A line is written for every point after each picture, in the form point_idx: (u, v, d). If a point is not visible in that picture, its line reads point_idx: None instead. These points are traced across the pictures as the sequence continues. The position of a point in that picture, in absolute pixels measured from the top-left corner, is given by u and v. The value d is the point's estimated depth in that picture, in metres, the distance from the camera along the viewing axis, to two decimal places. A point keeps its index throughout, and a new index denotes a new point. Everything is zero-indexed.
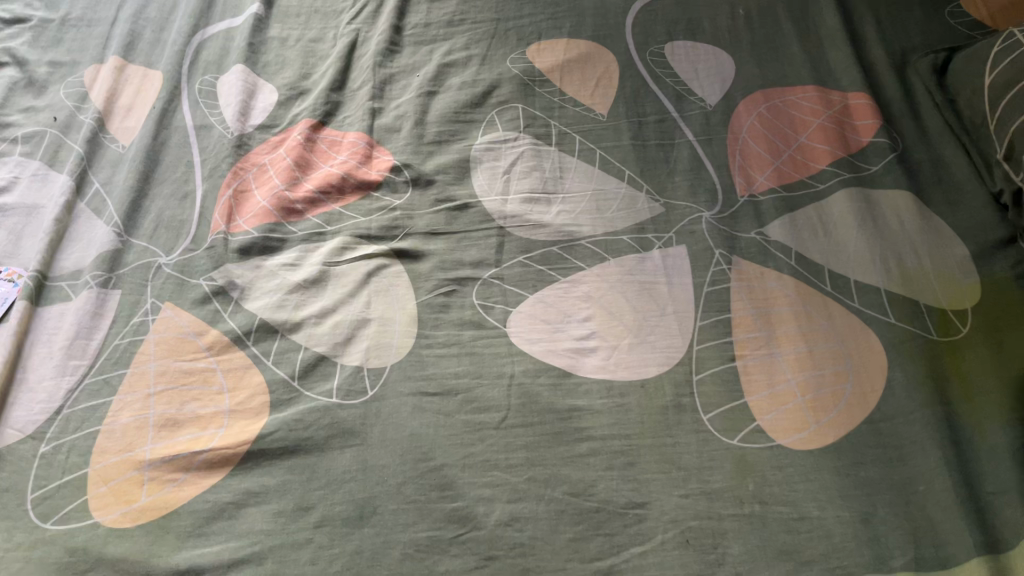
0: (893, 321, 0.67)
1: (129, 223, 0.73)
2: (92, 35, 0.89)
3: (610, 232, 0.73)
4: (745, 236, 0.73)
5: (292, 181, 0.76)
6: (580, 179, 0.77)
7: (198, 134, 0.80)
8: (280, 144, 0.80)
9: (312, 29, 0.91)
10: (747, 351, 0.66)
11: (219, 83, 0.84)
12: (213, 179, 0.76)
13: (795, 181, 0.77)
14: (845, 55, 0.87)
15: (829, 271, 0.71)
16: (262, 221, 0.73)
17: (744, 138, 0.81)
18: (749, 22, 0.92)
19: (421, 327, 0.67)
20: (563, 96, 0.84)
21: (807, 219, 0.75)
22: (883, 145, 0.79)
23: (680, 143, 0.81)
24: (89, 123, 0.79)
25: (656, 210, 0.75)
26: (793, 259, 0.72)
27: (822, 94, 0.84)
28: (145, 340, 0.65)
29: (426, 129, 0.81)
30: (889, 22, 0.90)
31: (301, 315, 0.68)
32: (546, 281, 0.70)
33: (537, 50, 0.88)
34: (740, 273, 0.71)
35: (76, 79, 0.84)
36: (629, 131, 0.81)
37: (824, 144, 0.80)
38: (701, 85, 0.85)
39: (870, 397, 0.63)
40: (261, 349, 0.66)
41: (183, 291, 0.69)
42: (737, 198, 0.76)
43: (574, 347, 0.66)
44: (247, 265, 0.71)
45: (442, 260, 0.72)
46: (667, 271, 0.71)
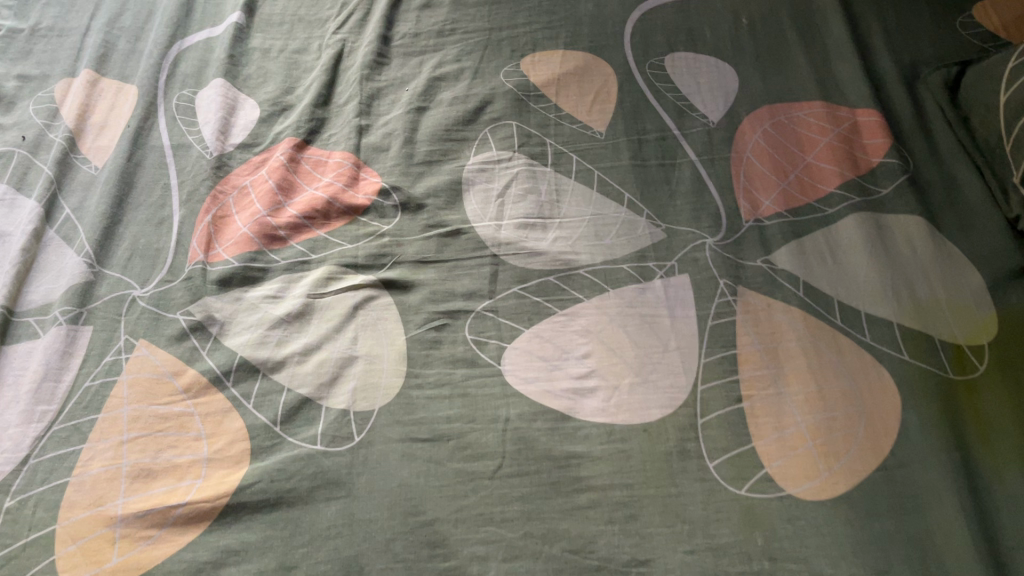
0: (906, 358, 0.64)
1: (101, 253, 0.69)
2: (64, 44, 0.84)
3: (609, 260, 0.70)
4: (751, 265, 0.70)
5: (275, 205, 0.72)
6: (577, 203, 0.74)
7: (174, 153, 0.76)
8: (261, 164, 0.76)
9: (296, 38, 0.86)
10: (753, 391, 0.63)
11: (198, 98, 0.80)
12: (191, 203, 0.72)
13: (802, 204, 0.74)
14: (854, 66, 0.82)
15: (838, 303, 0.67)
16: (242, 249, 0.70)
17: (748, 157, 0.77)
18: (754, 29, 0.87)
19: (410, 365, 0.64)
20: (559, 113, 0.80)
21: (815, 245, 0.71)
22: (893, 166, 0.75)
23: (681, 163, 0.77)
24: (59, 143, 0.75)
25: (657, 236, 0.72)
26: (801, 290, 0.68)
27: (830, 110, 0.80)
28: (118, 382, 0.62)
29: (415, 148, 0.77)
30: (898, 30, 0.86)
31: (284, 352, 0.64)
32: (542, 314, 0.67)
33: (532, 63, 0.84)
34: (746, 305, 0.67)
35: (45, 94, 0.79)
36: (628, 150, 0.78)
37: (832, 164, 0.76)
38: (703, 100, 0.82)
39: (884, 441, 0.60)
40: (242, 390, 0.62)
41: (159, 327, 0.65)
42: (741, 223, 0.73)
43: (573, 387, 0.62)
44: (226, 298, 0.67)
45: (433, 292, 0.68)
46: (669, 303, 0.67)
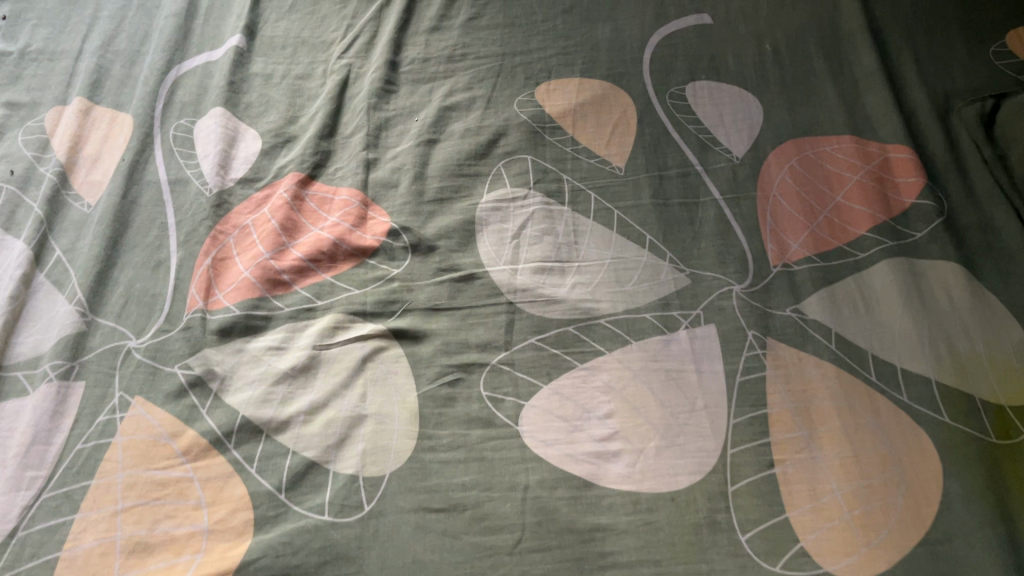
0: (946, 420, 0.60)
1: (94, 299, 0.65)
2: (54, 68, 0.80)
3: (631, 309, 0.66)
4: (780, 314, 0.67)
5: (278, 247, 0.69)
6: (596, 245, 0.70)
7: (172, 190, 0.72)
8: (263, 201, 0.72)
9: (299, 63, 0.82)
10: (786, 455, 0.59)
11: (197, 128, 0.76)
12: (189, 245, 0.69)
13: (832, 248, 0.70)
14: (884, 97, 0.79)
15: (873, 357, 0.64)
16: (244, 295, 0.66)
17: (775, 196, 0.73)
18: (779, 56, 0.83)
19: (422, 425, 0.60)
20: (575, 146, 0.76)
21: (847, 293, 0.68)
22: (927, 207, 0.72)
23: (705, 202, 0.73)
24: (50, 178, 0.71)
25: (681, 282, 0.68)
26: (833, 343, 0.65)
27: (860, 145, 0.76)
28: (112, 445, 0.58)
29: (426, 185, 0.74)
30: (930, 60, 0.82)
31: (289, 411, 0.60)
32: (561, 368, 0.63)
33: (547, 91, 0.80)
34: (776, 359, 0.64)
35: (35, 123, 0.75)
36: (649, 187, 0.74)
37: (863, 205, 0.72)
38: (726, 133, 0.78)
39: (925, 512, 0.56)
40: (244, 452, 0.58)
41: (156, 382, 0.61)
42: (769, 268, 0.69)
43: (595, 450, 0.59)
44: (227, 350, 0.63)
45: (446, 343, 0.64)
46: (695, 356, 0.64)
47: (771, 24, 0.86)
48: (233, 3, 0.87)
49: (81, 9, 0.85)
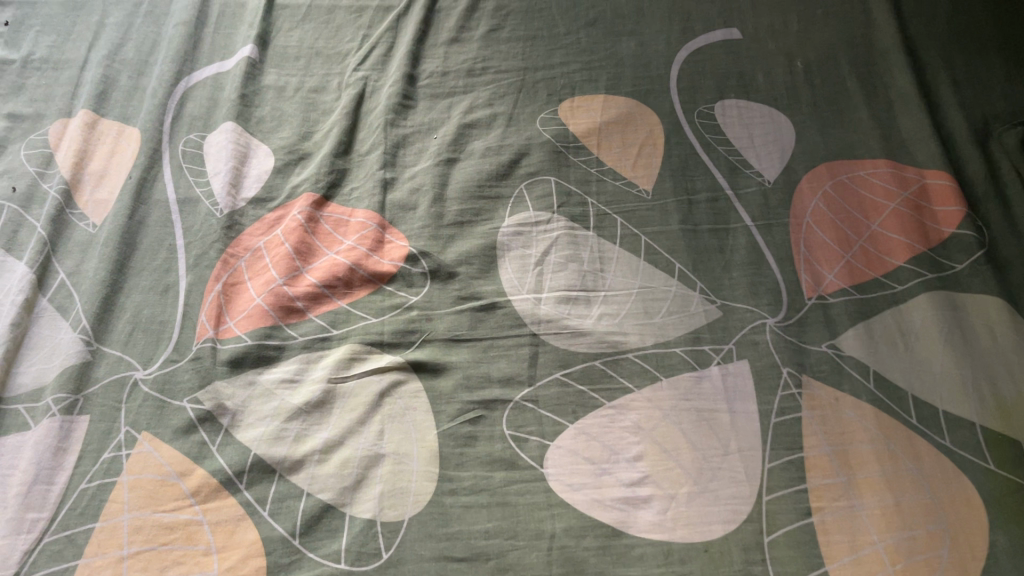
0: (991, 467, 0.58)
1: (99, 327, 0.62)
2: (59, 79, 0.76)
3: (660, 343, 0.64)
4: (815, 350, 0.64)
5: (292, 272, 0.66)
6: (623, 274, 0.67)
7: (181, 210, 0.69)
8: (276, 222, 0.69)
9: (313, 75, 0.79)
10: (823, 502, 0.56)
11: (207, 144, 0.73)
12: (199, 268, 0.66)
13: (869, 280, 0.67)
14: (921, 120, 0.76)
15: (913, 398, 0.61)
16: (256, 324, 0.63)
17: (809, 223, 0.71)
18: (810, 74, 0.80)
19: (443, 466, 0.57)
20: (600, 168, 0.74)
21: (885, 328, 0.65)
22: (967, 238, 0.69)
23: (736, 228, 0.70)
24: (53, 196, 0.68)
25: (712, 315, 0.65)
26: (872, 382, 0.62)
27: (896, 170, 0.74)
28: (118, 484, 0.55)
29: (445, 208, 0.71)
30: (967, 81, 0.79)
31: (303, 449, 0.58)
32: (588, 406, 0.60)
33: (570, 109, 0.77)
34: (812, 399, 0.61)
35: (39, 137, 0.72)
36: (678, 213, 0.71)
37: (901, 234, 0.70)
38: (757, 155, 0.75)
39: (972, 566, 0.53)
40: (256, 494, 0.56)
41: (164, 416, 0.58)
42: (803, 301, 0.66)
43: (624, 496, 0.56)
44: (239, 382, 0.60)
45: (467, 376, 0.62)
46: (727, 395, 0.61)
47: (802, 41, 0.83)
48: (244, 11, 0.84)
49: (87, 15, 0.82)
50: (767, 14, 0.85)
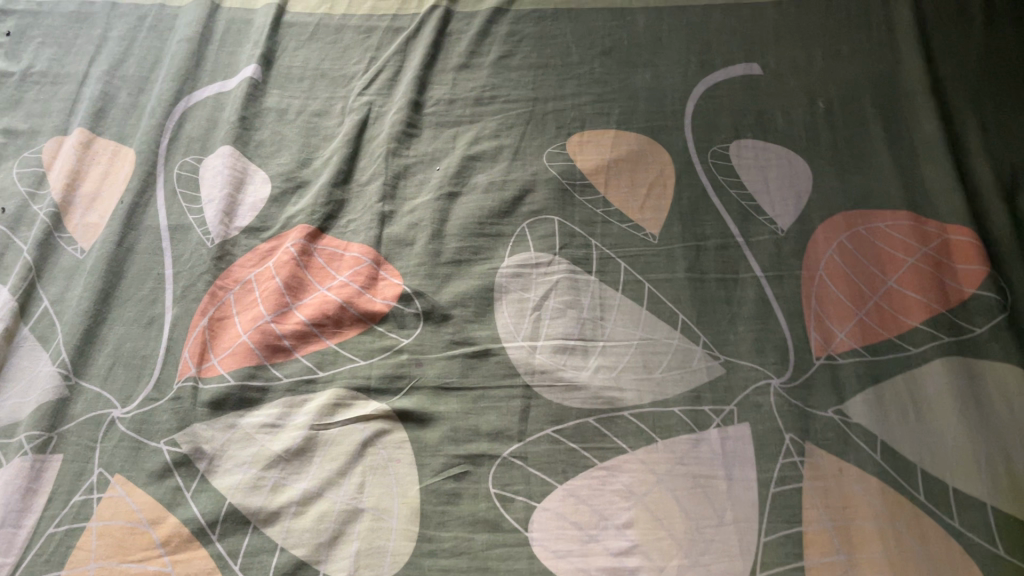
0: (1001, 553, 0.54)
1: (79, 360, 0.60)
2: (56, 94, 0.75)
3: (659, 401, 0.61)
4: (821, 415, 0.61)
5: (280, 309, 0.64)
6: (623, 323, 0.64)
7: (172, 237, 0.67)
8: (268, 254, 0.67)
9: (317, 98, 0.77)
10: None
11: (203, 167, 0.71)
12: (185, 300, 0.64)
13: (883, 341, 0.64)
14: (947, 170, 0.72)
15: (921, 473, 0.58)
16: (240, 363, 0.61)
17: (822, 276, 0.67)
18: (832, 114, 0.77)
19: (424, 525, 0.55)
20: (607, 208, 0.71)
21: (896, 394, 0.61)
22: (989, 300, 0.65)
23: (745, 279, 0.67)
24: (42, 219, 0.67)
25: (715, 372, 0.62)
26: (878, 453, 0.59)
27: (917, 223, 0.70)
28: (86, 531, 0.53)
29: (444, 245, 0.68)
30: (997, 128, 0.75)
31: (280, 501, 0.55)
32: (579, 466, 0.58)
33: (579, 144, 0.75)
34: (814, 468, 0.58)
35: (32, 154, 0.71)
36: (685, 259, 0.68)
37: (918, 292, 0.66)
38: (772, 200, 0.72)
39: None
40: (228, 546, 0.54)
41: (138, 459, 0.56)
42: (811, 360, 0.63)
43: (611, 566, 0.54)
44: (218, 425, 0.58)
45: (454, 428, 0.59)
46: (726, 461, 0.58)
47: (825, 79, 0.79)
48: (251, 28, 0.82)
49: (89, 28, 0.80)
50: (790, 49, 0.82)
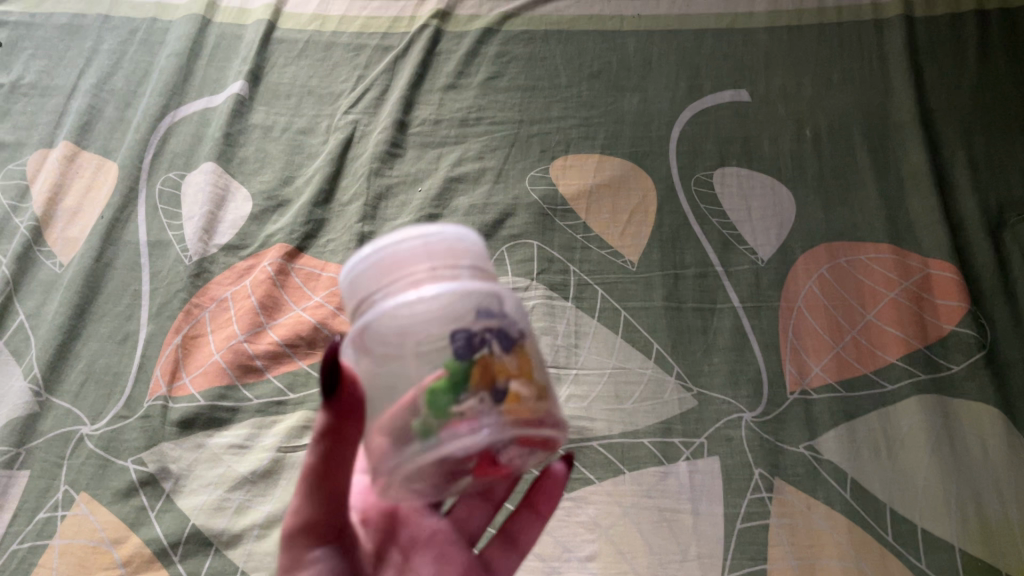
0: None
1: (52, 376, 0.61)
2: (45, 106, 0.77)
3: (628, 432, 0.61)
4: (792, 451, 0.60)
5: (254, 328, 0.63)
6: (597, 351, 0.64)
7: (151, 254, 0.68)
8: (245, 273, 0.67)
9: (303, 116, 0.78)
10: None
11: (186, 183, 0.72)
12: (160, 318, 0.64)
13: (859, 376, 0.63)
14: (932, 204, 0.71)
15: (890, 512, 0.57)
16: (211, 383, 0.61)
17: (801, 309, 0.67)
18: (819, 143, 0.76)
19: None
20: (587, 233, 0.71)
21: (869, 431, 0.61)
22: (968, 338, 0.64)
23: (722, 309, 0.67)
24: (23, 232, 0.68)
25: (687, 404, 0.62)
26: (848, 491, 0.58)
27: (899, 256, 0.69)
28: (49, 548, 0.54)
29: None
30: (986, 162, 0.74)
31: (243, 524, 0.55)
32: None
33: (562, 168, 0.75)
34: (782, 505, 0.58)
35: (17, 167, 0.72)
36: (663, 287, 0.68)
37: (897, 327, 0.65)
38: (753, 230, 0.71)
39: None
40: (189, 568, 0.53)
41: (104, 477, 0.57)
42: (785, 395, 0.63)
43: None
44: (186, 445, 0.58)
45: None
46: (693, 495, 0.58)
47: (814, 107, 0.79)
48: (240, 44, 0.83)
49: (81, 40, 0.82)
50: (780, 76, 0.82)
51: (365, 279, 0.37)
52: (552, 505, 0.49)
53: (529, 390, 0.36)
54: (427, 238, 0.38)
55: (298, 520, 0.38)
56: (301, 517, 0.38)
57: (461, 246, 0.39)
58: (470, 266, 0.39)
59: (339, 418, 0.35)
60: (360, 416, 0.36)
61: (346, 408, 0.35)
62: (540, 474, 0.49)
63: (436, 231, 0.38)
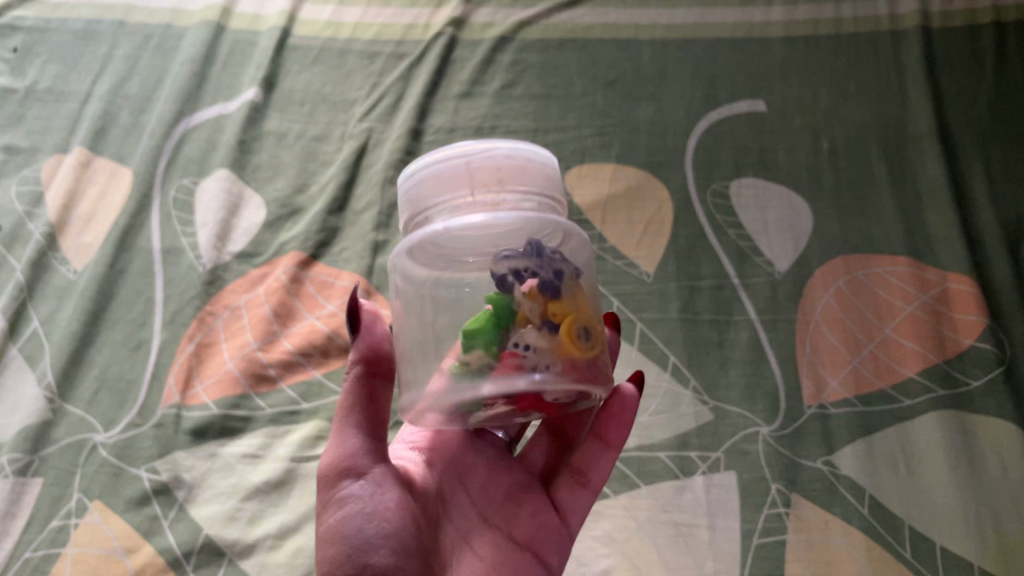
0: None
1: (66, 383, 0.61)
2: (59, 112, 0.77)
3: (644, 445, 0.60)
4: (809, 466, 0.60)
5: (268, 337, 0.63)
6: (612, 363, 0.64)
7: (164, 260, 0.67)
8: (258, 281, 0.67)
9: (317, 123, 0.78)
10: None
11: (199, 191, 0.72)
12: (174, 326, 0.64)
13: (876, 391, 0.63)
14: (950, 217, 0.71)
15: (909, 529, 0.57)
16: (224, 392, 0.60)
17: (818, 323, 0.66)
18: (836, 155, 0.76)
19: None
20: (602, 244, 0.70)
21: (886, 447, 0.60)
22: (986, 353, 0.64)
23: (738, 322, 0.66)
24: (37, 238, 0.68)
25: (703, 417, 0.61)
26: (866, 507, 0.58)
27: (917, 270, 0.69)
28: (62, 557, 0.53)
29: None
30: (1005, 174, 0.73)
31: (256, 534, 0.54)
32: None
33: (577, 178, 0.74)
34: (799, 521, 0.57)
35: (32, 173, 0.72)
36: (679, 299, 0.67)
37: (915, 342, 0.65)
38: (770, 242, 0.71)
39: None
40: None
41: (117, 485, 0.56)
42: (802, 410, 0.62)
43: None
44: (199, 454, 0.58)
45: None
46: (710, 510, 0.57)
47: (830, 119, 0.79)
48: (255, 50, 0.83)
49: (96, 45, 0.82)
50: (796, 86, 0.81)
51: (423, 192, 0.45)
52: (621, 434, 0.51)
53: (575, 329, 0.42)
54: (471, 157, 0.44)
55: (336, 455, 0.43)
56: (341, 451, 0.43)
57: (528, 165, 0.45)
58: (527, 184, 0.45)
59: (366, 362, 0.44)
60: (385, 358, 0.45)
61: (375, 351, 0.44)
62: (607, 403, 0.51)
63: (483, 153, 0.44)
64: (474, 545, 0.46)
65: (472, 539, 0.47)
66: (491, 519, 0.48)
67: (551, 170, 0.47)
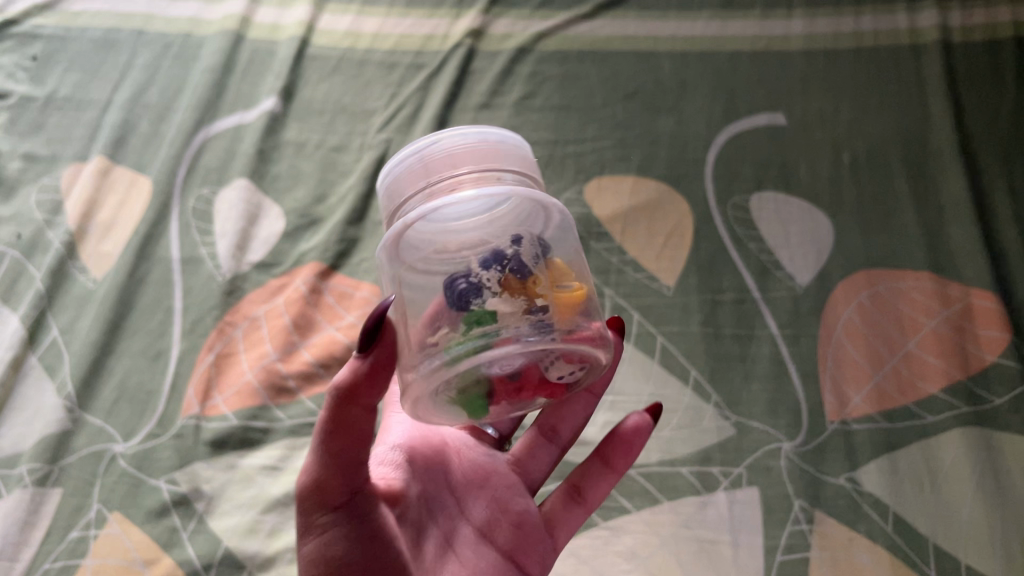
0: None
1: (85, 392, 0.61)
2: (79, 120, 0.77)
3: (667, 460, 0.60)
4: (832, 482, 0.59)
5: (287, 348, 0.63)
6: (634, 376, 0.63)
7: (183, 270, 0.67)
8: (277, 291, 0.66)
9: (336, 133, 0.78)
10: None
11: (219, 200, 0.72)
12: (193, 335, 0.64)
13: (900, 407, 0.62)
14: (972, 232, 0.70)
15: (934, 547, 0.56)
16: (244, 403, 0.60)
17: (840, 337, 0.65)
18: (856, 169, 0.76)
19: None
20: (622, 256, 0.70)
21: (910, 464, 0.60)
22: (1011, 370, 0.63)
23: (760, 336, 0.66)
24: (57, 247, 0.68)
25: (725, 432, 0.61)
26: (890, 524, 0.57)
27: (939, 285, 0.68)
28: (81, 568, 0.53)
29: None
30: None
31: (277, 547, 0.54)
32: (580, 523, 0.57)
33: (597, 190, 0.74)
34: (824, 538, 0.57)
35: (52, 182, 0.72)
36: (700, 312, 0.67)
37: (939, 358, 0.64)
38: (791, 255, 0.70)
39: None
40: None
41: (137, 496, 0.56)
42: (825, 425, 0.61)
43: None
44: (219, 465, 0.57)
45: None
46: (733, 525, 0.57)
47: (851, 132, 0.78)
48: (274, 59, 0.83)
49: (116, 54, 0.82)
50: (817, 100, 0.81)
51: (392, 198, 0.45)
52: (627, 463, 0.49)
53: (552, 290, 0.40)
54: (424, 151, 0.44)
55: (307, 481, 0.39)
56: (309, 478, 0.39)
57: (480, 149, 0.44)
58: (484, 165, 0.43)
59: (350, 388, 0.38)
60: (378, 386, 0.39)
61: (364, 378, 0.38)
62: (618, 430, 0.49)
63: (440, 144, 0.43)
64: (457, 550, 0.46)
65: (453, 541, 0.46)
66: (475, 521, 0.47)
67: (510, 148, 0.45)
